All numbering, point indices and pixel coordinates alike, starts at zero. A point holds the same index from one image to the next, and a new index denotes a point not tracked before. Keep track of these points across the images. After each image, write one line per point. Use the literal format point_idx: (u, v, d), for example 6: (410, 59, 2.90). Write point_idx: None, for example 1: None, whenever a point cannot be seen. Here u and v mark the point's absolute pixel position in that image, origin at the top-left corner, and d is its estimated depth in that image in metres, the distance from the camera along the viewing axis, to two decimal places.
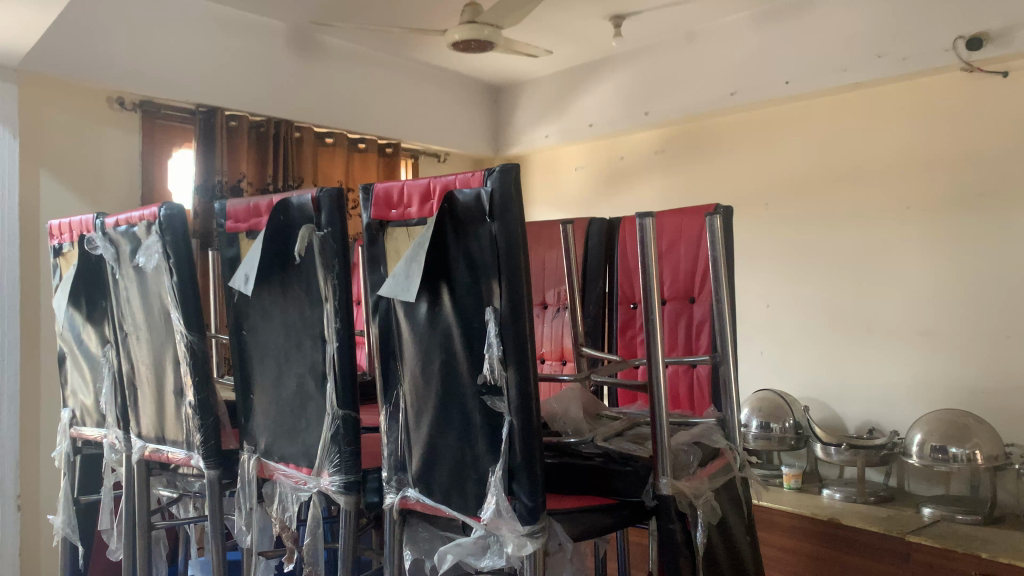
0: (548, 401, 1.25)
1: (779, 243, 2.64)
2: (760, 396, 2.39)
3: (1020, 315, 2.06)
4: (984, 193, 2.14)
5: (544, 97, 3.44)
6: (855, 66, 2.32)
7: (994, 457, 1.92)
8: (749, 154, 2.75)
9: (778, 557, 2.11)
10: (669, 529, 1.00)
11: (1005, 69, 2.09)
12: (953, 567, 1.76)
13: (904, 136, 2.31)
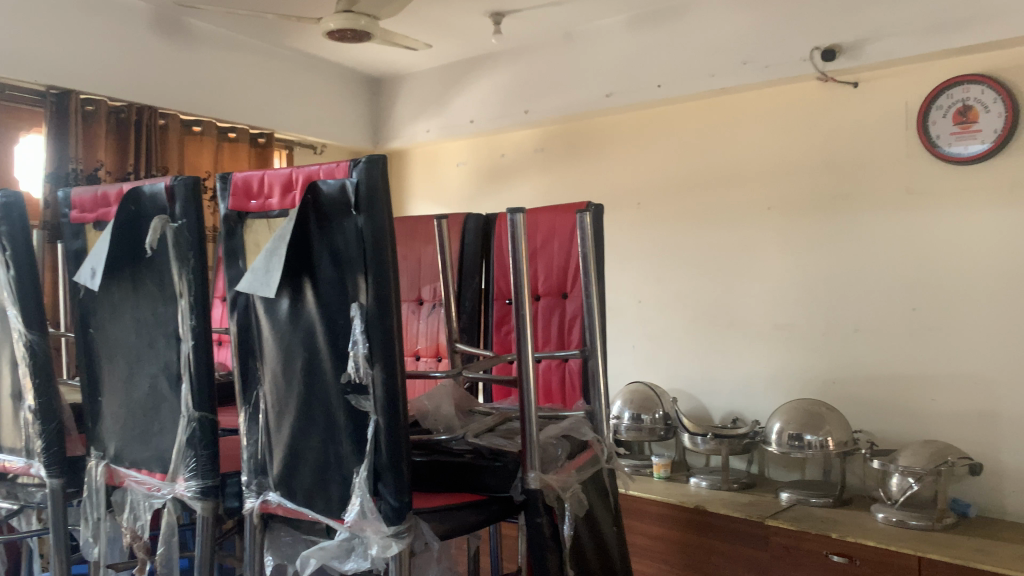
0: (420, 398, 1.23)
1: (651, 242, 2.73)
2: (632, 388, 2.46)
3: (866, 310, 2.22)
4: (836, 196, 2.28)
5: (424, 91, 3.40)
6: (722, 72, 2.42)
7: (844, 443, 2.05)
8: (623, 155, 2.81)
9: (647, 545, 2.18)
10: (536, 523, 1.01)
11: (855, 80, 2.24)
12: (808, 547, 1.87)
13: (766, 140, 2.44)
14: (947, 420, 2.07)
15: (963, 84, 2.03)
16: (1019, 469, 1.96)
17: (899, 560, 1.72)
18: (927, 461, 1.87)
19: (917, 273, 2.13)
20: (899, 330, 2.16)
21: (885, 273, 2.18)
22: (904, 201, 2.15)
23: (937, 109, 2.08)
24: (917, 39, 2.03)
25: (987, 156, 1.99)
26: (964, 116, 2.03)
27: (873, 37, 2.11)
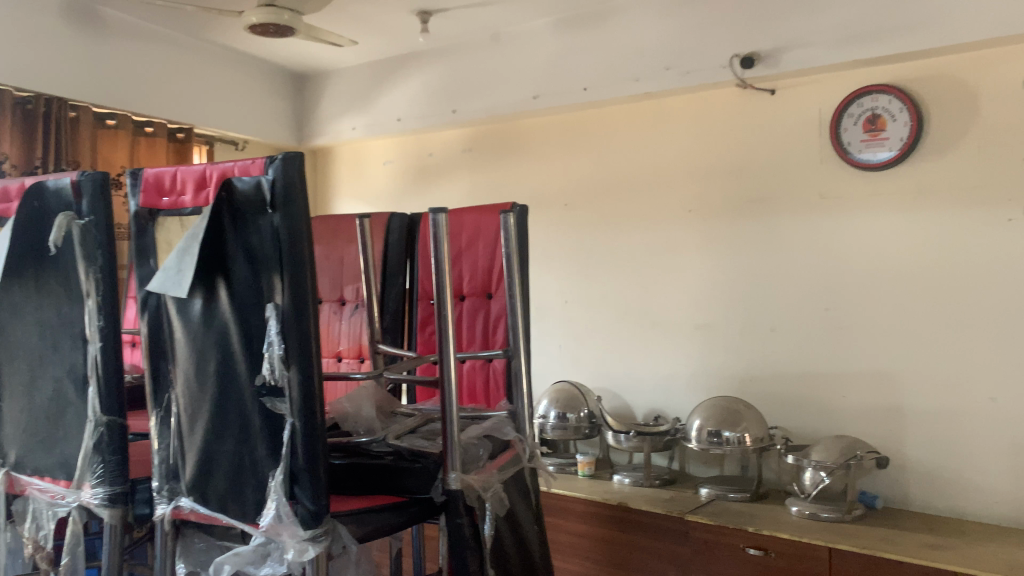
0: (339, 400, 1.21)
1: (577, 243, 2.76)
2: (558, 387, 2.48)
3: (781, 310, 2.30)
4: (753, 200, 2.35)
5: (350, 88, 3.35)
6: (646, 77, 2.46)
7: (760, 439, 2.11)
8: (550, 156, 2.83)
9: (571, 543, 2.21)
10: (457, 524, 1.01)
11: (772, 87, 2.31)
12: (726, 541, 1.93)
13: (688, 145, 2.49)
14: (857, 415, 2.16)
15: (872, 93, 2.11)
16: (922, 462, 2.06)
17: (811, 551, 1.79)
18: (838, 455, 1.95)
19: (830, 275, 2.21)
20: (813, 329, 2.24)
21: (800, 275, 2.26)
22: (817, 205, 2.23)
23: (848, 117, 2.16)
24: (831, 49, 2.11)
25: (895, 163, 2.08)
26: (873, 124, 2.11)
27: (790, 46, 2.18)
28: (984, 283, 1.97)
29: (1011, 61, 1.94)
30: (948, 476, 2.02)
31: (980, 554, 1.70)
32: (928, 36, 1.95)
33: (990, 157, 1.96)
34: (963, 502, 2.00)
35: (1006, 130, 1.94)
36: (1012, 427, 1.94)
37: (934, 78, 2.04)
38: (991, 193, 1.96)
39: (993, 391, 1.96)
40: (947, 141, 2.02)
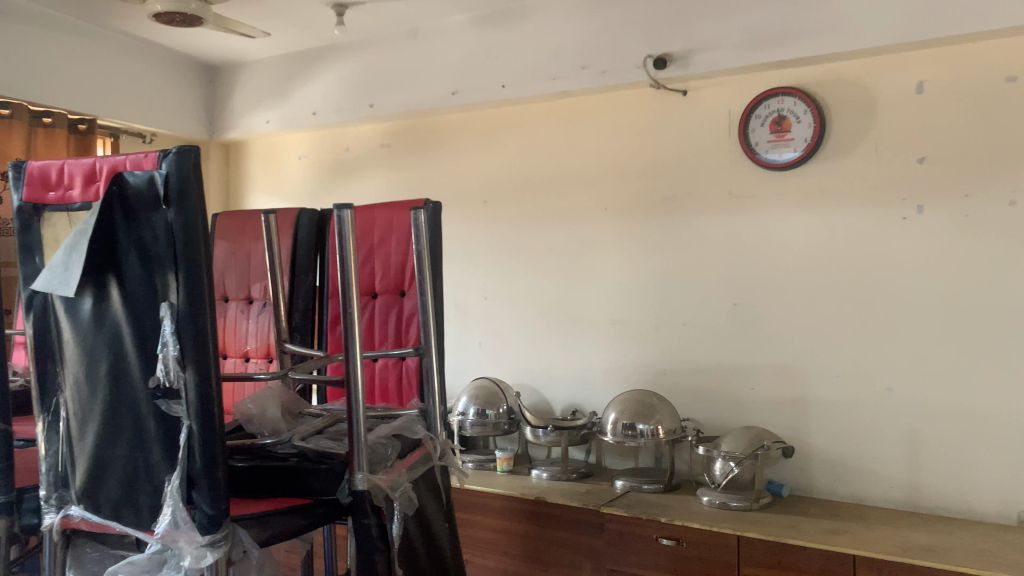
0: (244, 400, 1.18)
1: (496, 239, 2.76)
2: (476, 384, 2.49)
3: (693, 306, 2.36)
4: (666, 198, 2.40)
5: (263, 80, 3.27)
6: (562, 75, 2.48)
7: (672, 431, 2.17)
8: (469, 152, 2.83)
9: (490, 539, 2.21)
10: (363, 525, 1.01)
11: (684, 88, 2.37)
12: (640, 532, 1.96)
13: (604, 143, 2.53)
14: (765, 406, 2.23)
15: (779, 95, 2.18)
16: (825, 450, 2.14)
17: (720, 539, 1.85)
18: (746, 446, 2.01)
19: (739, 271, 2.28)
20: (723, 323, 2.31)
21: (711, 271, 2.32)
22: (726, 203, 2.30)
23: (756, 118, 2.22)
24: (740, 53, 2.17)
25: (799, 163, 2.16)
26: (779, 125, 2.19)
27: (701, 48, 2.23)
28: (881, 279, 2.07)
29: (906, 67, 2.03)
30: (848, 463, 2.11)
31: (876, 536, 1.79)
32: (829, 42, 2.03)
33: (886, 158, 2.06)
34: (862, 487, 2.09)
35: (901, 133, 2.04)
36: (907, 416, 2.04)
37: (835, 82, 2.13)
38: (888, 193, 2.06)
39: (889, 381, 2.06)
40: (847, 142, 2.11)
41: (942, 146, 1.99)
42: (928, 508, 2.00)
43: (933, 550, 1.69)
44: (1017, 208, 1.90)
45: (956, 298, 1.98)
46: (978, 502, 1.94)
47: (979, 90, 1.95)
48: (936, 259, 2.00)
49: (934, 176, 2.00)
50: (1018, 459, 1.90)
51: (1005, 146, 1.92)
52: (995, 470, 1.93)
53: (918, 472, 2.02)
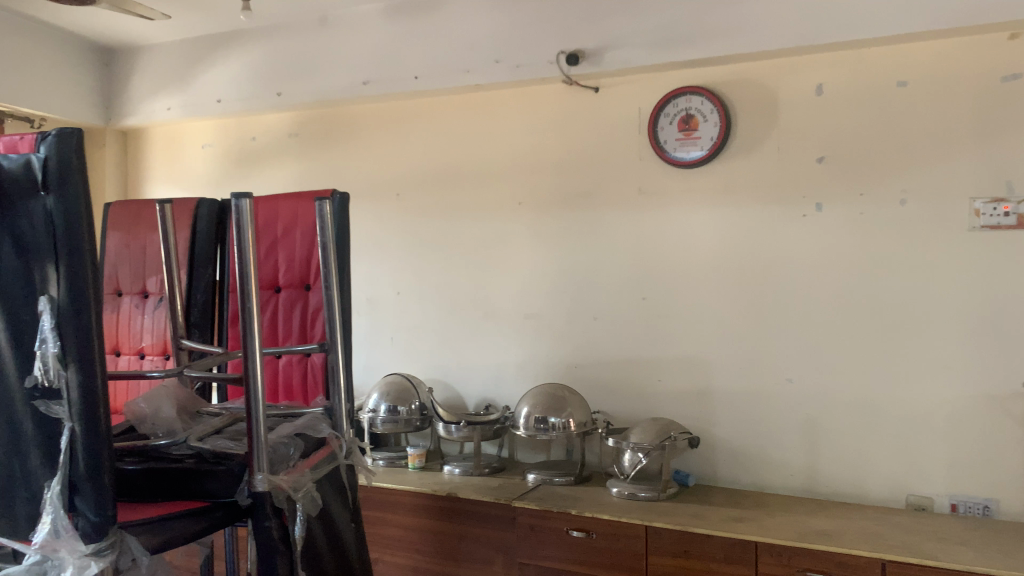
0: (136, 399, 1.13)
1: (409, 233, 2.72)
2: (388, 380, 2.45)
3: (604, 300, 2.39)
4: (578, 193, 2.42)
5: (163, 64, 3.12)
6: (475, 68, 2.46)
7: (583, 423, 2.19)
8: (381, 144, 2.78)
9: (401, 536, 2.18)
10: (264, 528, 0.99)
11: (596, 85, 2.39)
12: (550, 525, 1.97)
13: (517, 137, 2.53)
14: (672, 398, 2.28)
15: (686, 94, 2.23)
16: (728, 440, 2.21)
17: (629, 530, 1.88)
18: (654, 437, 2.05)
19: (648, 266, 2.32)
20: (633, 317, 2.34)
21: (622, 266, 2.36)
22: (636, 199, 2.33)
23: (665, 116, 2.26)
24: (651, 51, 2.20)
25: (706, 161, 2.21)
26: (687, 124, 2.23)
27: (612, 46, 2.25)
28: (783, 273, 2.14)
29: (806, 70, 2.11)
30: (750, 452, 2.18)
31: (775, 523, 1.85)
32: (736, 43, 2.08)
33: (788, 158, 2.13)
34: (763, 475, 2.16)
35: (801, 133, 2.12)
36: (805, 406, 2.12)
37: (740, 82, 2.19)
38: (789, 191, 2.13)
39: (789, 372, 2.14)
40: (752, 141, 2.18)
41: (839, 147, 2.08)
42: (824, 494, 2.09)
43: (829, 534, 1.76)
44: (907, 206, 2.00)
45: (851, 292, 2.06)
46: (869, 486, 2.04)
47: (873, 94, 2.04)
48: (833, 255, 2.08)
49: (832, 175, 2.08)
50: (906, 445, 2.00)
51: (897, 147, 2.01)
52: (885, 455, 2.03)
53: (815, 459, 2.11)
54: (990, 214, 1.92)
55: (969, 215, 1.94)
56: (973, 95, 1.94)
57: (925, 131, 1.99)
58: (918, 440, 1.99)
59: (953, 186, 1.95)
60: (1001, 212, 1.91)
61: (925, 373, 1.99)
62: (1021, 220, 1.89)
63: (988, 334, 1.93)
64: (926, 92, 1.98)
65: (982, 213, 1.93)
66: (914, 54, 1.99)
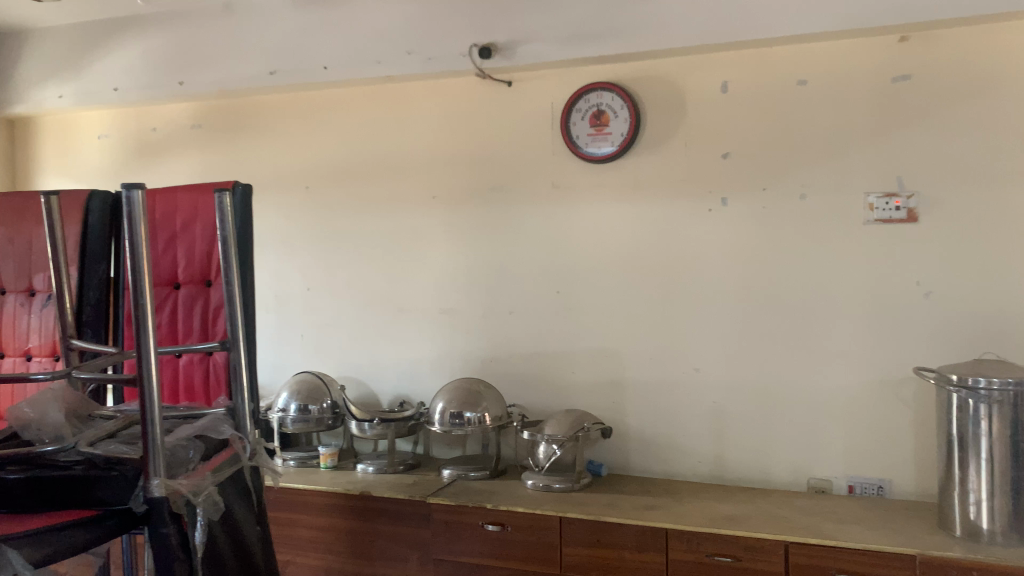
0: (20, 404, 1.07)
1: (319, 228, 2.66)
2: (298, 378, 2.40)
3: (518, 294, 2.39)
4: (492, 187, 2.42)
5: (53, 49, 2.94)
6: (386, 60, 2.42)
7: (498, 417, 2.19)
8: (290, 136, 2.70)
9: (313, 537, 2.14)
10: (161, 535, 0.95)
11: (509, 79, 2.39)
12: (466, 520, 1.97)
13: (430, 130, 2.50)
14: (585, 390, 2.31)
15: (597, 90, 2.25)
16: (640, 429, 2.25)
17: (544, 521, 1.89)
18: (568, 428, 2.07)
19: (562, 259, 2.34)
20: (547, 311, 2.36)
21: (536, 259, 2.37)
22: (549, 193, 2.35)
23: (577, 111, 2.28)
24: (562, 46, 2.21)
25: (617, 156, 2.24)
26: (598, 119, 2.26)
27: (524, 40, 2.25)
28: (691, 267, 2.19)
29: (711, 68, 2.16)
30: (661, 441, 2.23)
31: (685, 509, 1.90)
32: (645, 39, 2.12)
33: (695, 153, 2.18)
34: (673, 463, 2.22)
35: (707, 129, 2.17)
36: (712, 394, 2.18)
37: (650, 79, 2.23)
38: (696, 185, 2.18)
39: (697, 362, 2.19)
40: (661, 137, 2.22)
41: (743, 143, 2.14)
42: (731, 479, 2.16)
43: (736, 519, 1.82)
44: (807, 201, 2.08)
45: (755, 284, 2.13)
46: (773, 471, 2.12)
47: (775, 91, 2.10)
48: (738, 248, 2.14)
49: (737, 171, 2.14)
50: (807, 430, 2.09)
51: (797, 144, 2.09)
52: (787, 440, 2.10)
53: (722, 446, 2.17)
54: (883, 208, 2.01)
55: (864, 209, 2.03)
56: (867, 94, 2.02)
57: (823, 128, 2.06)
58: (817, 425, 2.08)
59: (849, 182, 2.04)
60: (893, 206, 2.00)
61: (824, 360, 2.07)
62: (911, 214, 1.98)
63: (881, 323, 2.02)
64: (824, 91, 2.06)
65: (876, 207, 2.01)
66: (812, 54, 2.07)
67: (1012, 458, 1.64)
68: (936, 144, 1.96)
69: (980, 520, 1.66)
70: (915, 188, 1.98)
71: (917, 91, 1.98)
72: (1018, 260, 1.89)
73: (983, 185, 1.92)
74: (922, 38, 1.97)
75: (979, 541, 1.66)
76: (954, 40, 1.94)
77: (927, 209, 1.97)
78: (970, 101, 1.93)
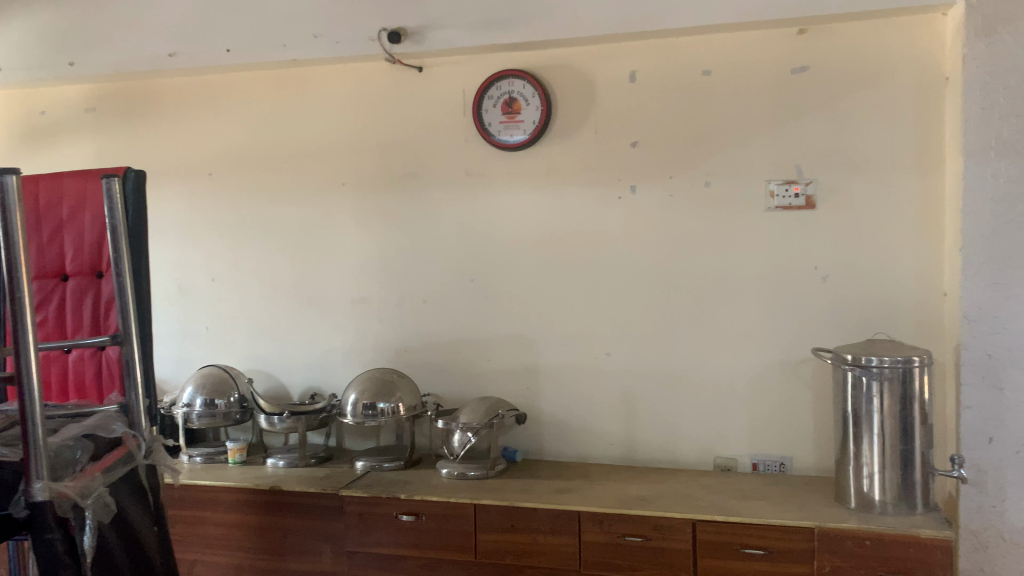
0: None
1: (224, 216, 2.58)
2: (204, 372, 2.32)
3: (431, 283, 2.38)
4: (403, 174, 2.39)
5: None
6: (293, 43, 2.34)
7: (412, 407, 2.18)
8: (191, 121, 2.60)
9: (221, 535, 2.07)
10: (45, 540, 0.97)
11: (420, 64, 2.36)
12: (379, 511, 1.95)
13: (339, 117, 2.45)
14: (500, 377, 2.32)
15: (509, 77, 2.25)
16: (554, 414, 2.28)
17: (458, 509, 1.89)
18: (483, 416, 2.07)
19: (476, 247, 2.33)
20: (460, 299, 2.35)
21: (449, 248, 2.35)
22: (462, 180, 2.34)
23: (489, 98, 2.27)
24: (472, 32, 2.20)
25: (528, 144, 2.25)
26: (510, 107, 2.25)
27: (434, 25, 2.22)
28: (602, 254, 2.22)
29: (619, 57, 2.19)
30: (575, 426, 2.26)
31: (597, 491, 1.93)
32: (555, 27, 2.12)
33: (605, 142, 2.21)
34: (587, 447, 2.25)
35: (617, 118, 2.20)
36: (623, 378, 2.22)
37: (560, 67, 2.24)
38: (605, 173, 2.21)
39: (607, 346, 2.23)
40: (571, 126, 2.23)
41: (651, 133, 2.17)
42: (642, 460, 2.21)
43: (646, 499, 1.86)
44: (712, 188, 2.13)
45: (663, 270, 2.18)
46: (682, 452, 2.18)
47: (681, 81, 2.15)
48: (648, 235, 2.18)
49: (645, 159, 2.18)
50: (713, 411, 2.15)
51: (703, 133, 2.14)
52: (695, 421, 2.16)
53: (633, 430, 2.21)
54: (783, 195, 2.08)
55: (765, 196, 2.09)
56: (768, 85, 2.09)
57: (728, 118, 2.12)
58: (723, 406, 2.14)
59: (752, 170, 2.10)
60: (792, 193, 2.07)
61: (729, 343, 2.13)
62: (809, 201, 2.06)
63: (782, 306, 2.09)
64: (728, 82, 2.11)
65: (776, 194, 2.08)
66: (716, 46, 2.12)
67: (901, 432, 1.73)
68: (832, 134, 2.04)
69: (873, 491, 1.75)
70: (813, 176, 2.06)
71: (815, 82, 2.05)
72: (906, 244, 1.99)
73: (874, 173, 2.02)
74: (818, 32, 2.04)
75: (872, 512, 1.75)
76: (848, 34, 2.02)
77: (824, 196, 2.05)
78: (863, 93, 2.02)
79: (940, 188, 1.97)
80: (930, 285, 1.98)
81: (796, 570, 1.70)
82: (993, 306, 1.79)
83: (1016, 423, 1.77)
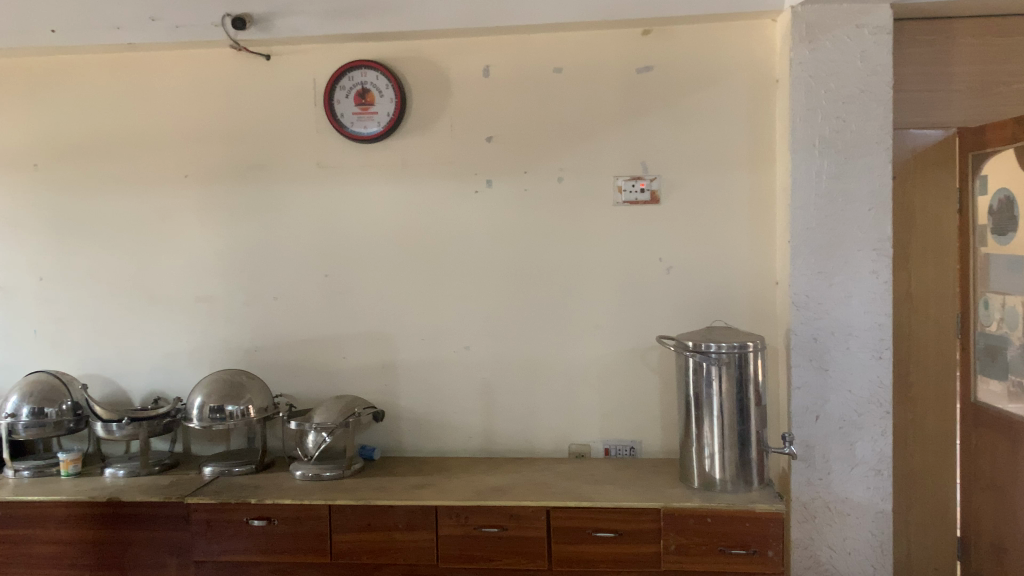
0: None
1: (52, 210, 2.39)
2: (32, 379, 2.15)
3: (283, 279, 2.30)
4: (252, 166, 2.30)
5: None
6: (128, 26, 2.19)
7: (263, 408, 2.11)
8: (14, 106, 2.39)
9: (52, 553, 1.93)
10: None
11: (268, 53, 2.27)
12: (228, 518, 1.87)
13: (179, 105, 2.32)
14: (355, 374, 2.28)
15: (361, 68, 2.21)
16: (412, 410, 2.26)
17: (312, 511, 1.84)
18: (337, 415, 2.02)
19: (328, 242, 2.28)
20: (314, 295, 2.29)
21: (301, 242, 2.29)
22: (313, 173, 2.27)
23: (341, 89, 2.22)
24: (323, 21, 2.14)
25: (382, 137, 2.22)
26: (363, 98, 2.21)
27: (281, 12, 2.15)
28: (458, 248, 2.22)
29: (473, 51, 2.20)
30: (433, 420, 2.26)
31: (453, 484, 1.94)
32: (408, 19, 2.10)
33: (459, 136, 2.21)
34: (444, 441, 2.25)
35: (471, 112, 2.21)
36: (480, 371, 2.24)
37: (412, 59, 2.22)
38: (460, 167, 2.22)
39: (464, 340, 2.24)
40: (425, 120, 2.22)
41: (504, 127, 2.20)
42: (499, 451, 2.23)
43: (502, 489, 1.88)
44: (564, 183, 2.18)
45: (518, 262, 2.21)
46: (537, 441, 2.22)
47: (533, 78, 2.18)
48: (502, 228, 2.21)
49: (499, 154, 2.20)
50: (567, 399, 2.20)
51: (554, 129, 2.18)
52: (551, 410, 2.21)
53: (491, 421, 2.23)
54: (629, 190, 2.15)
55: (614, 190, 2.16)
56: (615, 84, 2.16)
57: (578, 114, 2.17)
58: (577, 395, 2.20)
59: (602, 165, 2.17)
60: (638, 188, 2.15)
61: (582, 333, 2.19)
62: (654, 196, 2.15)
63: (631, 296, 2.17)
64: (578, 79, 2.17)
65: (623, 189, 2.16)
66: (566, 44, 2.17)
67: (738, 413, 1.84)
68: (675, 131, 2.14)
69: (713, 470, 1.85)
70: (657, 172, 2.15)
71: (659, 82, 2.14)
72: (742, 236, 2.12)
73: (713, 169, 2.12)
74: (662, 33, 2.13)
75: (713, 490, 1.85)
76: (689, 36, 2.12)
77: (667, 191, 2.14)
78: (701, 93, 2.12)
79: (771, 184, 2.10)
80: (763, 274, 2.11)
81: (643, 549, 1.77)
82: (816, 293, 1.93)
83: (837, 401, 1.91)
